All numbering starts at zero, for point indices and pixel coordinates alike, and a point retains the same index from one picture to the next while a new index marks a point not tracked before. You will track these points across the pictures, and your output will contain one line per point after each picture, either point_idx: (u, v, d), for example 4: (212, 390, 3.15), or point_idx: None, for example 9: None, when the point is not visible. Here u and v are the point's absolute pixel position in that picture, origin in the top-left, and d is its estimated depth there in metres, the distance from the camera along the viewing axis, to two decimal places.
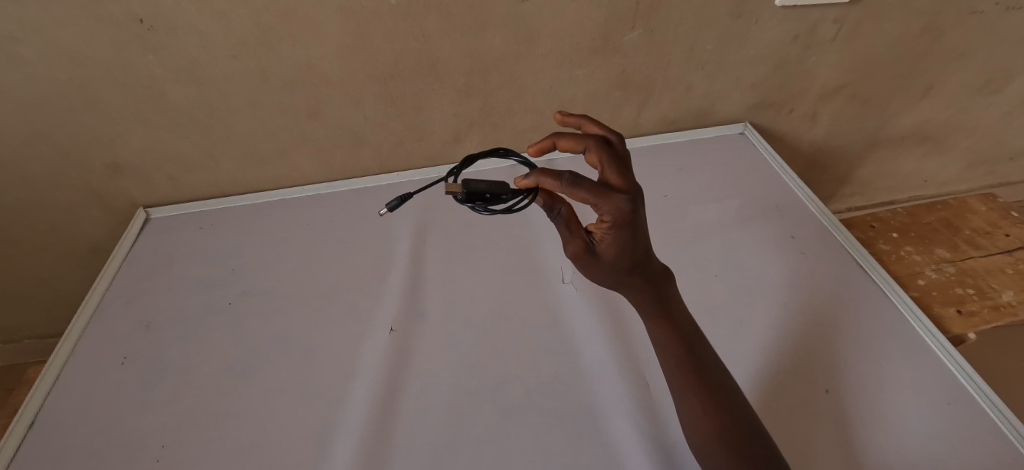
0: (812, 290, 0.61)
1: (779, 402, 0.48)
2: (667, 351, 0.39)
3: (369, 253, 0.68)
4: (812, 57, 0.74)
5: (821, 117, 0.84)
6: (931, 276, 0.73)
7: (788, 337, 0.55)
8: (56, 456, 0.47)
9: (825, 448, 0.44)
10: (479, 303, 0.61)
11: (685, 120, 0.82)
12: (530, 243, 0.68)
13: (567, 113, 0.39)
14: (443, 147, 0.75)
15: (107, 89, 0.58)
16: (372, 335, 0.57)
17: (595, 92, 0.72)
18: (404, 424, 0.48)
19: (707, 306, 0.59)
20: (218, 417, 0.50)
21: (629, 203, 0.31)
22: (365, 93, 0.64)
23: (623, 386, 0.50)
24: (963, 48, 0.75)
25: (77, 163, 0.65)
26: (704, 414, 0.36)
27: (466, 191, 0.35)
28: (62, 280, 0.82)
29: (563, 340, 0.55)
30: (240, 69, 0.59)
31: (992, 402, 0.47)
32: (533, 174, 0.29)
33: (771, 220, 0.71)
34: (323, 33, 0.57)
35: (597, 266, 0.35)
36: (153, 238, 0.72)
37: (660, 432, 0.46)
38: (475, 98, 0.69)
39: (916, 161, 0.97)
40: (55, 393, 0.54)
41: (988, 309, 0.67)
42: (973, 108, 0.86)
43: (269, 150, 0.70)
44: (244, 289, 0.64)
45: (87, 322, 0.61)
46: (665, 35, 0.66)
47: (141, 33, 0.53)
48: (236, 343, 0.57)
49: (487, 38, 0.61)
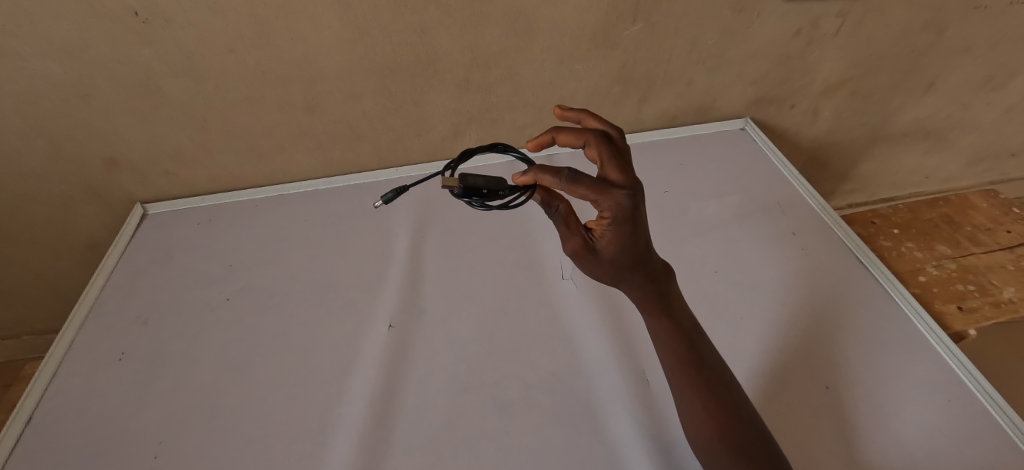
0: (812, 286, 0.61)
1: (780, 400, 0.48)
2: (668, 347, 0.39)
3: (368, 248, 0.67)
4: (814, 52, 0.73)
5: (823, 112, 0.83)
6: (932, 273, 0.73)
7: (788, 334, 0.55)
8: (54, 453, 0.47)
9: (826, 446, 0.44)
10: (478, 299, 0.60)
11: (685, 115, 0.82)
12: (530, 239, 0.68)
13: (566, 108, 0.39)
14: (442, 142, 0.75)
15: (103, 83, 0.57)
16: (370, 331, 0.57)
17: (596, 87, 0.71)
18: (403, 421, 0.47)
19: (706, 302, 0.59)
20: (216, 413, 0.50)
21: (629, 199, 0.30)
22: (364, 88, 0.64)
23: (622, 383, 0.50)
24: (967, 44, 0.75)
25: (73, 158, 0.64)
26: (704, 411, 0.36)
27: (463, 186, 0.34)
28: (60, 275, 0.82)
29: (562, 336, 0.55)
30: (237, 64, 0.58)
31: (992, 398, 0.47)
32: (531, 171, 0.29)
33: (771, 216, 0.71)
34: (321, 27, 0.56)
35: (596, 263, 0.35)
36: (151, 233, 0.72)
37: (660, 430, 0.45)
38: (475, 93, 0.68)
39: (917, 157, 0.97)
40: (53, 388, 0.54)
41: (988, 306, 0.67)
42: (976, 104, 0.86)
43: (267, 145, 0.70)
44: (242, 285, 0.64)
45: (83, 319, 0.61)
46: (666, 30, 0.65)
47: (137, 26, 0.52)
48: (233, 340, 0.57)
49: (486, 32, 0.61)
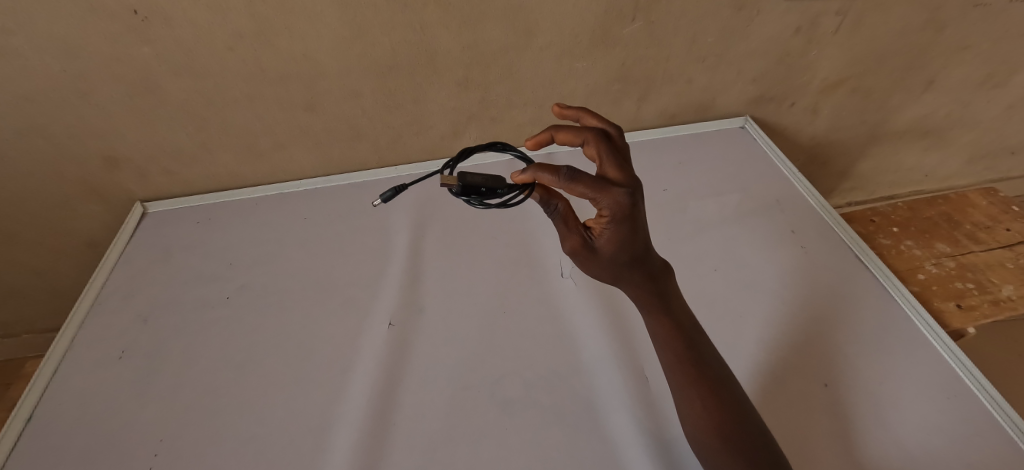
0: (811, 285, 0.61)
1: (779, 398, 0.48)
2: (667, 345, 0.39)
3: (368, 246, 0.67)
4: (814, 50, 0.73)
5: (822, 110, 0.83)
6: (932, 270, 0.73)
7: (788, 332, 0.55)
8: (55, 451, 0.47)
9: (824, 444, 0.44)
10: (478, 297, 0.60)
11: (685, 114, 0.81)
12: (530, 238, 0.68)
13: (565, 106, 0.39)
14: (442, 140, 0.75)
15: (102, 82, 0.57)
16: (370, 330, 0.57)
17: (595, 85, 0.71)
18: (403, 419, 0.48)
19: (705, 301, 0.59)
20: (216, 411, 0.50)
21: (628, 197, 0.30)
22: (363, 86, 0.64)
23: (622, 382, 0.50)
24: (967, 41, 0.75)
25: (73, 157, 0.64)
26: (702, 409, 0.36)
27: (461, 184, 0.34)
28: (60, 273, 0.82)
29: (562, 334, 0.55)
30: (236, 62, 0.58)
31: (991, 396, 0.48)
32: (530, 169, 0.29)
33: (771, 214, 0.71)
34: (320, 25, 0.56)
35: (595, 261, 0.35)
36: (151, 231, 0.72)
37: (659, 428, 0.46)
38: (474, 91, 0.68)
39: (917, 155, 0.97)
40: (53, 386, 0.54)
41: (988, 304, 0.67)
42: (976, 102, 0.86)
43: (267, 143, 0.69)
44: (242, 284, 0.64)
45: (83, 317, 0.61)
46: (666, 28, 0.65)
47: (135, 24, 0.52)
48: (233, 338, 0.57)
49: (486, 30, 0.60)
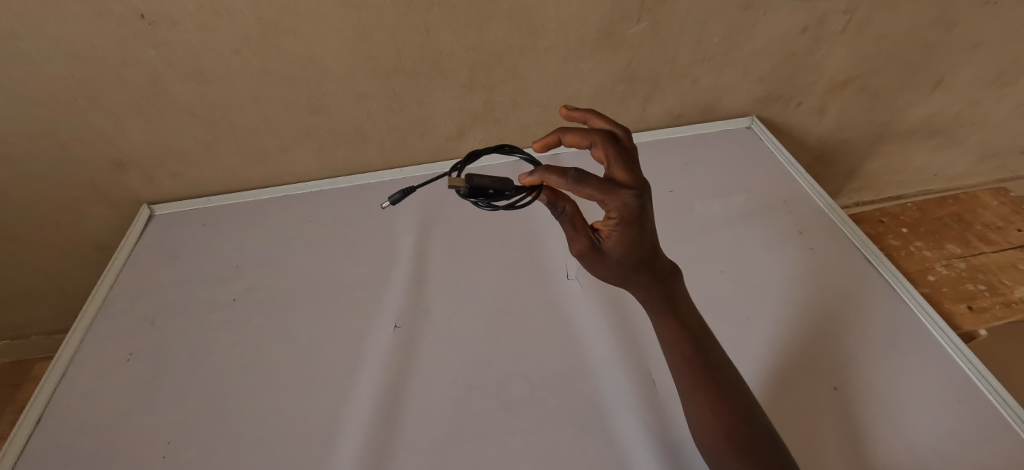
0: (819, 286, 0.60)
1: (787, 399, 0.48)
2: (675, 347, 0.38)
3: (373, 249, 0.67)
4: (821, 49, 0.72)
5: (830, 110, 0.83)
6: (942, 271, 0.72)
7: (797, 335, 0.54)
8: (64, 453, 0.48)
9: (835, 448, 0.44)
10: (484, 299, 0.60)
11: (690, 114, 0.81)
12: (535, 240, 0.68)
13: (572, 108, 0.38)
14: (447, 142, 0.75)
15: (109, 85, 0.57)
16: (376, 332, 0.57)
17: (600, 86, 0.71)
18: (409, 420, 0.47)
19: (712, 303, 0.58)
20: (221, 414, 0.50)
21: (636, 199, 0.30)
22: (368, 88, 0.64)
23: (628, 384, 0.49)
24: (976, 40, 0.74)
25: (79, 160, 0.65)
26: (711, 412, 0.36)
27: (469, 186, 0.34)
28: (66, 275, 0.82)
29: (568, 337, 0.55)
30: (242, 65, 0.58)
31: (1003, 399, 0.47)
32: (537, 171, 0.28)
33: (778, 215, 0.70)
34: (326, 28, 0.56)
35: (603, 263, 0.34)
36: (158, 234, 0.72)
37: (667, 432, 0.45)
38: (479, 92, 0.68)
39: (926, 154, 0.96)
40: (62, 388, 0.54)
41: (999, 305, 0.67)
42: (985, 101, 0.85)
43: (272, 146, 0.70)
44: (248, 286, 0.64)
45: (92, 318, 0.62)
46: (672, 27, 0.65)
47: (143, 28, 0.53)
48: (239, 340, 0.57)
49: (491, 31, 0.60)
